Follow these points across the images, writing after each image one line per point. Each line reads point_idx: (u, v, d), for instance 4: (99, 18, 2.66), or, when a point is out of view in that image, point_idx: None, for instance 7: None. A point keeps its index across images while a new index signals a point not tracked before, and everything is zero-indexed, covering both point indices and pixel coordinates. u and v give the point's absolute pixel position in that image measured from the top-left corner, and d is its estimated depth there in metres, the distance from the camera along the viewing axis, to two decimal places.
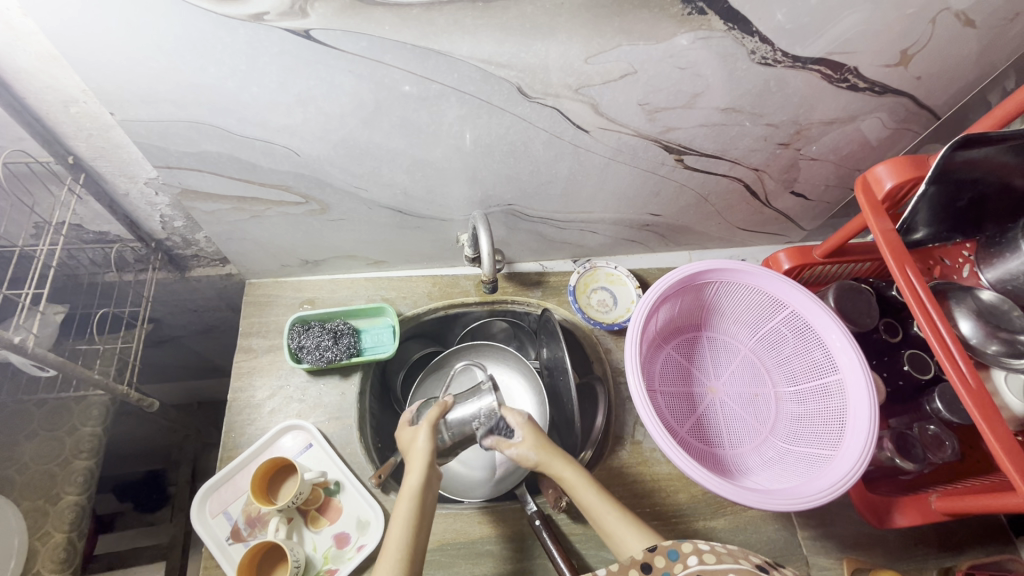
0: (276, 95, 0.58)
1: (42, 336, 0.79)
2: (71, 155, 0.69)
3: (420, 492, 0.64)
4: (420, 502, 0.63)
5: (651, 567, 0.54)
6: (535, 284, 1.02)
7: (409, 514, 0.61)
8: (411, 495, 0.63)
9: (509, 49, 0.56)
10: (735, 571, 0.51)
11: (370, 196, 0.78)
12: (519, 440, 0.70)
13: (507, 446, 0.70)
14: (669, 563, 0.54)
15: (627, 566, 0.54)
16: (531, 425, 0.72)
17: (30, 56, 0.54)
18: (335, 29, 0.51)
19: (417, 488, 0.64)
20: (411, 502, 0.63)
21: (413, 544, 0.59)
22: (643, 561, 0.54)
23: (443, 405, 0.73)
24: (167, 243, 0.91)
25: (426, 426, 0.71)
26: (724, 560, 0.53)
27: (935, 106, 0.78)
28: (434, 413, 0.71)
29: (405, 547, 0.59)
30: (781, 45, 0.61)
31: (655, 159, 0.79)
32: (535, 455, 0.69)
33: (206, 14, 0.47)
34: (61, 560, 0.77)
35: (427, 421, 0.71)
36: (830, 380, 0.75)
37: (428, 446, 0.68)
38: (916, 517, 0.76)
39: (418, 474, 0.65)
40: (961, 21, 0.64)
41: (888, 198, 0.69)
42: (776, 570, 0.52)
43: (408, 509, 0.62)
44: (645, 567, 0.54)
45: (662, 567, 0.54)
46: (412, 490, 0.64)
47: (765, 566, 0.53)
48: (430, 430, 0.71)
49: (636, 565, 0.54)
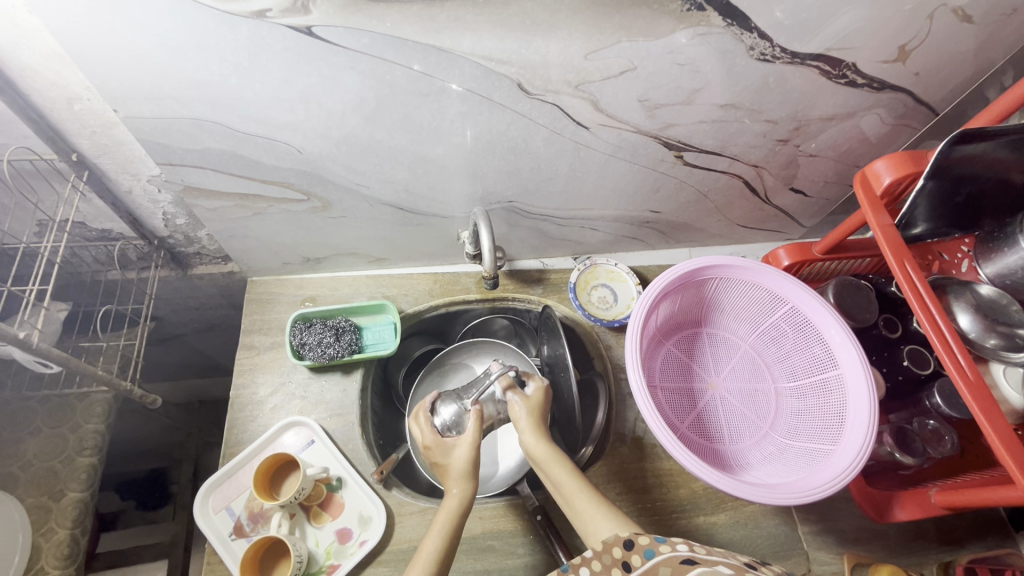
0: (279, 92, 0.58)
1: (45, 333, 0.79)
2: (75, 153, 0.69)
3: (463, 507, 0.65)
4: (460, 517, 0.64)
5: (635, 544, 0.54)
6: (536, 281, 1.03)
7: (447, 526, 0.63)
8: (453, 509, 0.64)
9: (510, 46, 0.56)
10: (725, 562, 0.49)
11: (371, 193, 0.78)
12: (527, 396, 0.76)
13: (512, 393, 0.75)
14: (653, 542, 0.54)
15: (611, 544, 0.55)
16: (545, 392, 0.77)
17: (34, 53, 0.55)
18: (337, 26, 0.52)
19: (460, 503, 0.65)
20: (450, 515, 0.64)
21: (446, 551, 0.61)
22: (626, 538, 0.55)
23: (479, 416, 0.71)
24: (170, 241, 0.91)
25: (468, 444, 0.69)
26: (713, 551, 0.51)
27: (933, 103, 0.78)
28: (477, 430, 0.69)
29: (437, 552, 0.61)
30: (779, 41, 0.62)
31: (654, 156, 0.79)
32: (525, 411, 0.74)
33: (209, 10, 0.48)
34: (64, 556, 0.77)
35: (471, 439, 0.70)
36: (830, 376, 0.75)
37: (472, 463, 0.68)
38: (915, 511, 0.76)
39: (459, 491, 0.66)
40: (959, 17, 0.64)
41: (886, 194, 0.69)
42: (765, 568, 0.49)
43: (447, 521, 0.63)
44: (628, 545, 0.55)
45: (646, 546, 0.54)
46: (453, 506, 0.65)
47: (756, 564, 0.50)
48: (474, 445, 0.69)
49: (620, 543, 0.55)
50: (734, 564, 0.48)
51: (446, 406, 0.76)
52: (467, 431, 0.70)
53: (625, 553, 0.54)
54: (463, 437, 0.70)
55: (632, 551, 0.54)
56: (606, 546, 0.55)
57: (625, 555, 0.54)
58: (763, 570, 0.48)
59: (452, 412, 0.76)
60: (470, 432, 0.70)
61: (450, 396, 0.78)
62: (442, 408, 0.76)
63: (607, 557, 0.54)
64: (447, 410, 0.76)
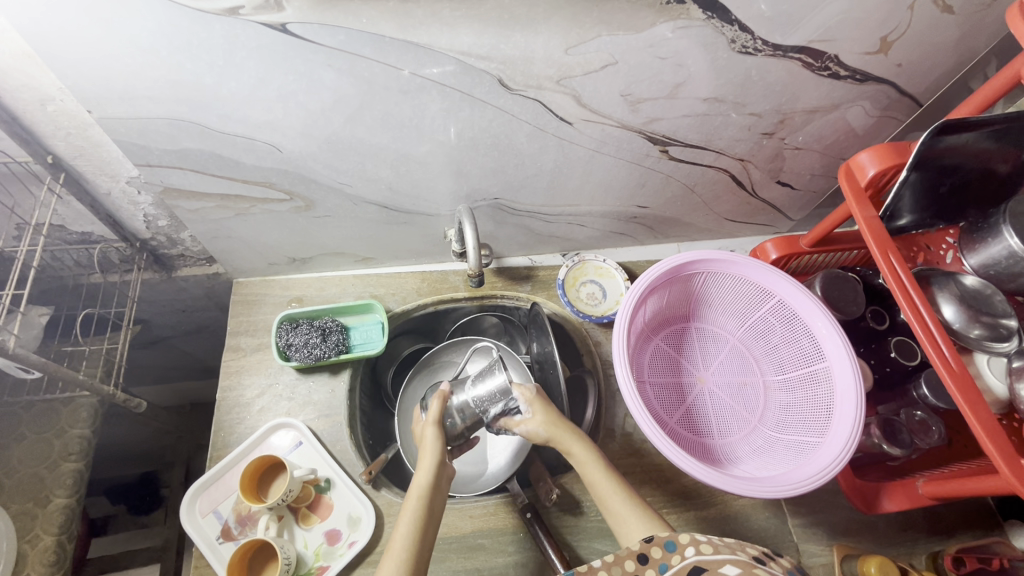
0: (256, 91, 0.57)
1: (25, 338, 0.78)
2: (51, 154, 0.68)
3: (425, 487, 0.64)
4: (428, 496, 0.64)
5: (648, 557, 0.54)
6: (524, 278, 1.02)
7: (417, 506, 0.63)
8: (419, 489, 0.64)
9: (488, 41, 0.56)
10: (732, 562, 0.50)
11: (354, 191, 0.77)
12: (527, 418, 0.72)
13: (512, 425, 0.72)
14: (666, 554, 0.54)
15: (623, 557, 0.55)
16: (534, 396, 0.72)
17: (4, 54, 0.54)
18: (313, 23, 0.51)
19: (422, 483, 0.65)
20: (421, 497, 0.64)
21: (418, 539, 0.60)
22: (640, 552, 0.55)
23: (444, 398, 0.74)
24: (153, 243, 0.90)
25: (431, 423, 0.72)
26: (720, 550, 0.52)
27: (916, 94, 0.78)
28: (436, 413, 0.72)
29: (409, 546, 0.59)
30: (760, 34, 0.62)
31: (640, 151, 0.79)
32: (542, 431, 0.71)
33: (180, 8, 0.47)
34: (50, 563, 0.77)
35: (433, 417, 0.72)
36: (817, 369, 0.76)
37: (435, 443, 0.69)
38: (903, 502, 0.77)
39: (428, 468, 0.66)
40: (939, 8, 0.64)
41: (870, 186, 0.69)
42: (773, 563, 0.50)
43: (415, 507, 0.63)
44: (641, 559, 0.55)
45: (659, 559, 0.54)
46: (423, 482, 0.65)
47: (763, 557, 0.51)
48: (437, 424, 0.71)
49: (632, 556, 0.55)
50: (741, 562, 0.50)
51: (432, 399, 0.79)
52: (430, 412, 0.73)
53: (638, 566, 0.54)
54: (428, 417, 0.73)
55: (646, 565, 0.54)
56: (618, 558, 0.55)
57: (639, 568, 0.54)
58: (771, 566, 0.49)
59: None
60: (433, 412, 0.73)
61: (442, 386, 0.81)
62: (433, 400, 0.79)
63: (620, 570, 0.54)
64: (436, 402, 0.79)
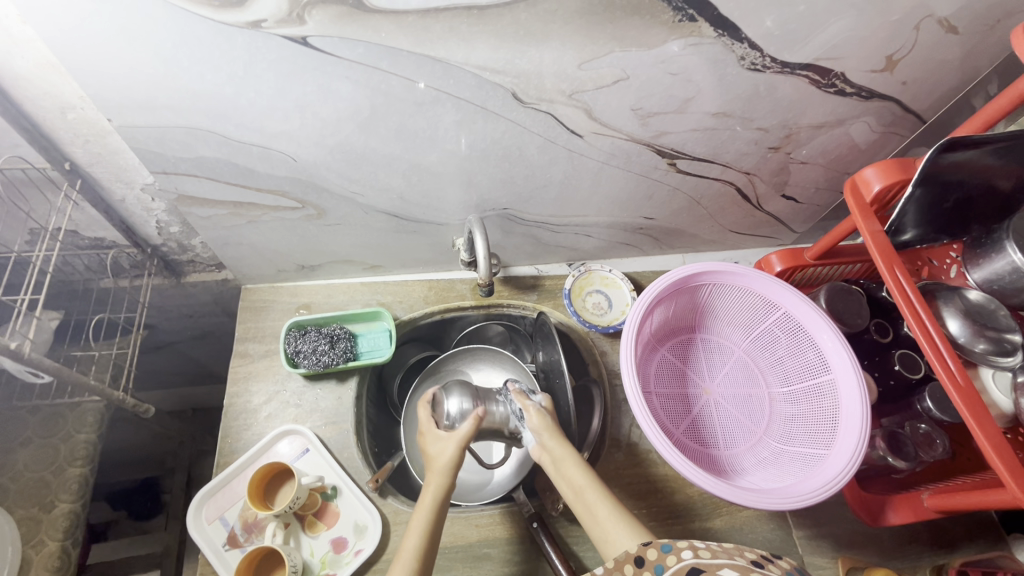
0: (274, 101, 0.58)
1: (37, 341, 0.79)
2: (68, 161, 0.69)
3: (437, 503, 0.65)
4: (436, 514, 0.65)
5: (644, 560, 0.55)
6: (530, 288, 1.04)
7: (424, 527, 0.63)
8: (432, 498, 0.66)
9: (504, 56, 0.57)
10: (728, 565, 0.50)
11: (366, 201, 0.78)
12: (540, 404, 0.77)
13: (528, 402, 0.76)
14: (662, 555, 0.54)
15: (622, 561, 0.55)
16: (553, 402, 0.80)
17: (28, 62, 0.55)
18: (333, 36, 0.52)
19: (435, 499, 0.66)
20: (427, 516, 0.64)
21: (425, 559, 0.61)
22: (637, 555, 0.55)
23: (477, 420, 0.72)
24: (163, 248, 0.91)
25: (455, 441, 0.70)
26: (718, 555, 0.52)
27: (920, 111, 0.80)
28: (467, 431, 0.70)
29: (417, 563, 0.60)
30: (769, 51, 0.63)
31: (648, 164, 0.80)
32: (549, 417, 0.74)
33: (204, 21, 0.48)
34: (55, 568, 0.76)
35: (458, 436, 0.70)
36: (823, 381, 0.76)
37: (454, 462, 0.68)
38: (908, 515, 0.77)
39: (438, 483, 0.67)
40: (944, 28, 0.65)
41: (875, 202, 0.70)
42: (771, 566, 0.50)
43: (424, 522, 0.63)
44: (638, 562, 0.55)
45: (654, 560, 0.54)
46: (432, 498, 0.66)
47: (761, 561, 0.51)
48: (461, 444, 0.70)
49: (631, 560, 0.55)
50: (738, 566, 0.50)
51: (457, 397, 0.78)
52: (460, 429, 0.71)
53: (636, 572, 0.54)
54: (452, 434, 0.70)
55: (643, 568, 0.54)
56: (618, 564, 0.55)
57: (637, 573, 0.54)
58: (768, 568, 0.50)
59: (457, 407, 0.78)
60: (462, 432, 0.70)
61: (466, 390, 0.80)
62: (452, 397, 0.79)
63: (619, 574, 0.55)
64: (453, 404, 0.78)
